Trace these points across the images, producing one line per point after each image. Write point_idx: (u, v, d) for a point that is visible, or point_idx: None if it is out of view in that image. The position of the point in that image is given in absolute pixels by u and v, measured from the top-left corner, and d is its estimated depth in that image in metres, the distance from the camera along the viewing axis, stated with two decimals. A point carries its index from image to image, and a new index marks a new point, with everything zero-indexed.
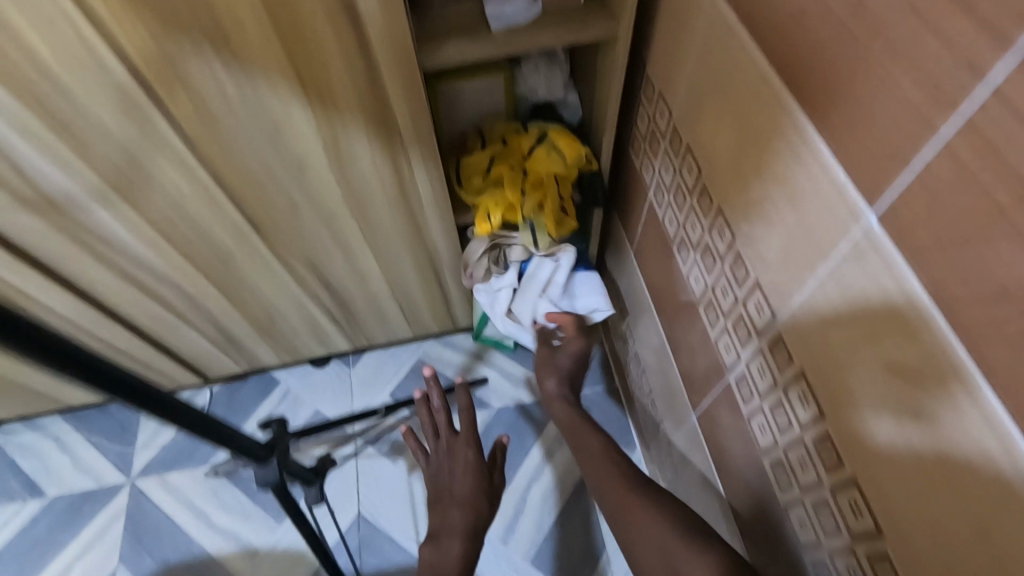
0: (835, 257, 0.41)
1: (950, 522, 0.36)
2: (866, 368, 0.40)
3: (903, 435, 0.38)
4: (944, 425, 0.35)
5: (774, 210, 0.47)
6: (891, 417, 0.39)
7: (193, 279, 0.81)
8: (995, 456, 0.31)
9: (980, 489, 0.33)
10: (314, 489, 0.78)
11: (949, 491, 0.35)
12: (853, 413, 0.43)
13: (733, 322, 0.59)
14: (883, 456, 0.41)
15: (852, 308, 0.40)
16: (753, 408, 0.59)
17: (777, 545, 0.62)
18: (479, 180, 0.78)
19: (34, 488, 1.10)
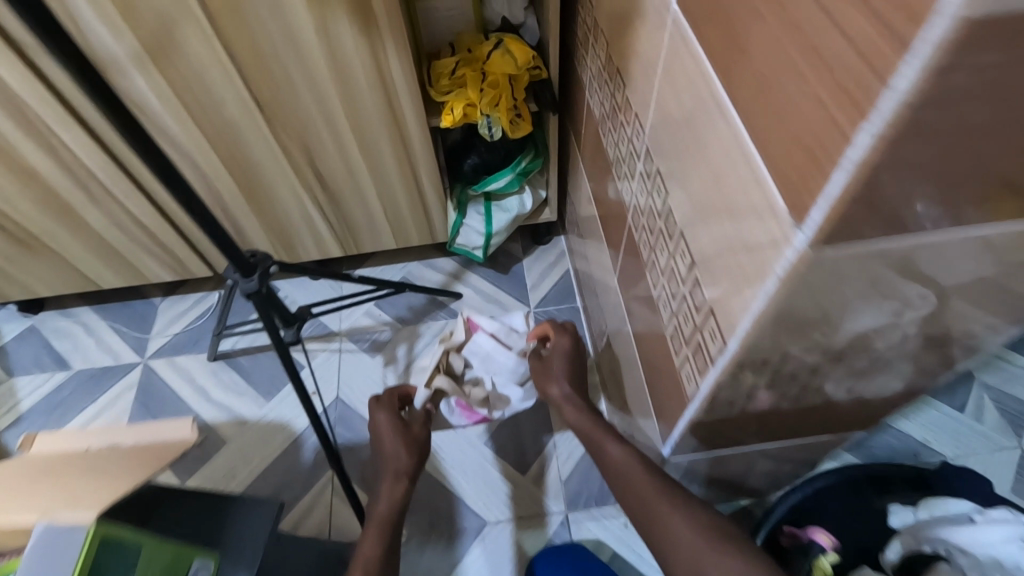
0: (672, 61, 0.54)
1: (722, 217, 0.47)
2: (679, 136, 0.54)
3: (702, 175, 0.50)
4: (713, 146, 0.45)
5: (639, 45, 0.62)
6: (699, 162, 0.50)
7: (208, 161, 0.98)
8: (727, 141, 0.43)
9: (722, 158, 0.45)
10: (292, 330, 0.91)
11: (711, 178, 0.47)
12: (676, 176, 0.56)
13: (627, 164, 0.71)
14: (687, 182, 0.53)
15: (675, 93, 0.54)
16: (641, 232, 0.71)
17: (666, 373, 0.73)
18: (446, 80, 0.94)
19: (62, 362, 1.26)
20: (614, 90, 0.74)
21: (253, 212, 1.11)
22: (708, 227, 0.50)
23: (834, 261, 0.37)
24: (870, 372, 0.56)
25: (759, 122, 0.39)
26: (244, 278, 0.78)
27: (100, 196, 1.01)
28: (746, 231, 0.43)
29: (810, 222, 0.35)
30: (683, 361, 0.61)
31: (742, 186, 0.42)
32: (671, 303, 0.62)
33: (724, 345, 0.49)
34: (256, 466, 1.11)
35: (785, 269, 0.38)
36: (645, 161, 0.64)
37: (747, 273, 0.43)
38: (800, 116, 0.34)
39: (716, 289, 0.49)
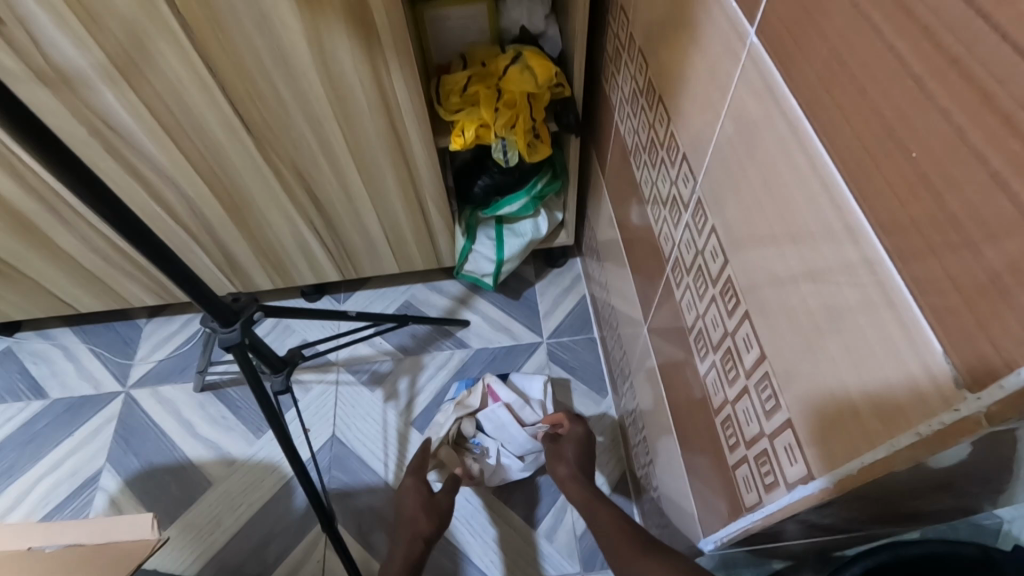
0: (742, 103, 0.43)
1: (820, 320, 0.37)
2: (755, 200, 0.44)
3: (790, 258, 0.40)
4: (821, 236, 0.36)
5: (693, 75, 0.51)
6: (785, 242, 0.40)
7: (190, 184, 0.88)
8: (839, 234, 0.34)
9: (828, 253, 0.35)
10: (281, 377, 0.81)
11: (807, 270, 0.38)
12: (750, 247, 0.46)
13: (669, 207, 0.62)
14: (768, 261, 0.43)
15: (746, 143, 0.44)
16: (683, 288, 0.61)
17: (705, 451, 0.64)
18: (456, 98, 0.83)
19: (37, 389, 1.17)
20: (653, 120, 0.64)
21: (244, 236, 1.01)
22: (800, 334, 0.40)
23: (983, 437, 0.29)
24: (966, 482, 0.46)
25: (898, 231, 0.29)
26: (224, 327, 0.68)
27: (73, 219, 0.92)
28: (867, 361, 0.33)
29: (993, 389, 0.25)
30: (743, 464, 0.51)
31: (862, 307, 0.33)
32: (730, 388, 0.52)
33: (815, 476, 0.40)
34: (243, 513, 1.02)
35: (931, 431, 0.29)
36: (695, 212, 0.55)
37: (863, 410, 0.34)
38: (982, 236, 0.24)
39: (810, 409, 0.40)
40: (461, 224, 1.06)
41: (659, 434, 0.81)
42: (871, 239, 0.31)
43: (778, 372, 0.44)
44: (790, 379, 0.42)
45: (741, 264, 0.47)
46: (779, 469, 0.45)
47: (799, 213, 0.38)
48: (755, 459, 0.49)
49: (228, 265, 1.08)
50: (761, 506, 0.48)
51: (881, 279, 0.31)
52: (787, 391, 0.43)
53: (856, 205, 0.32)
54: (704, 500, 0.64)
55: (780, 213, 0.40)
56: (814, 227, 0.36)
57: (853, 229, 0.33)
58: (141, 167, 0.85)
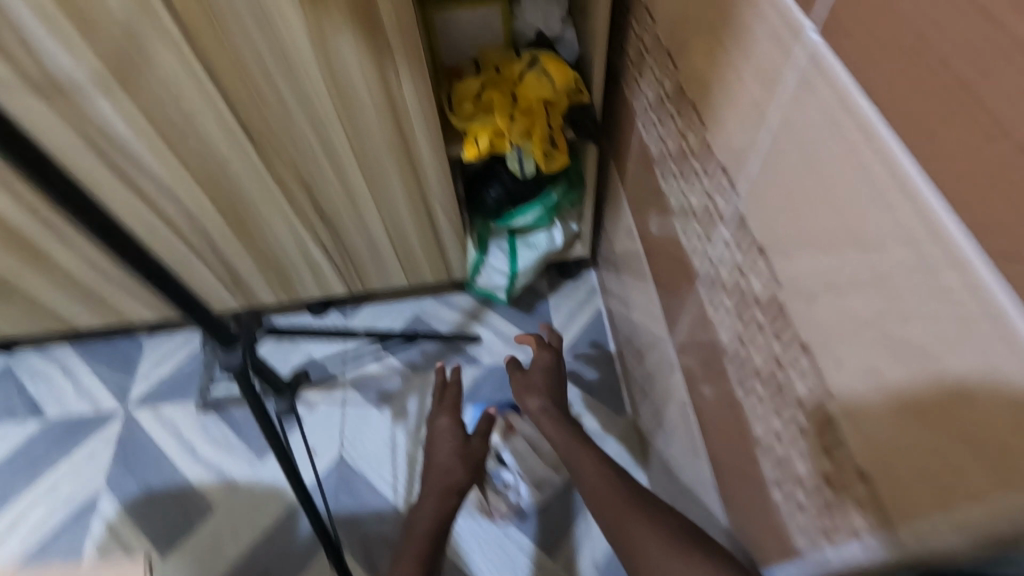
0: (796, 107, 0.39)
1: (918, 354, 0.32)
2: (815, 221, 0.39)
3: (867, 283, 0.35)
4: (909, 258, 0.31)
5: (733, 82, 0.47)
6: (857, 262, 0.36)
7: (193, 196, 0.85)
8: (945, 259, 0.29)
9: (913, 284, 0.31)
10: (285, 401, 0.77)
11: (887, 303, 0.33)
12: (806, 272, 0.41)
13: (702, 220, 0.57)
14: (834, 292, 0.38)
15: (802, 155, 0.39)
16: (720, 307, 0.56)
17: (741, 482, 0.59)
18: (470, 105, 0.79)
19: (35, 409, 1.13)
20: (682, 127, 0.59)
21: (247, 249, 0.97)
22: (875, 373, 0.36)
23: None
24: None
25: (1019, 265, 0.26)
26: (226, 350, 0.64)
27: (69, 235, 0.88)
28: (971, 412, 0.29)
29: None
30: (803, 502, 0.47)
31: (966, 349, 0.29)
32: (783, 421, 0.48)
33: (902, 532, 0.36)
34: (247, 539, 0.98)
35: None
36: (735, 226, 0.50)
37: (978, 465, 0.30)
38: None
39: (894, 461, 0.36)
40: (473, 236, 1.02)
41: (686, 457, 0.77)
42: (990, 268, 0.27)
43: (854, 407, 0.39)
44: (865, 421, 0.38)
45: (794, 286, 0.43)
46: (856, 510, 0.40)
47: (867, 235, 0.34)
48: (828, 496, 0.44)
49: (232, 279, 1.04)
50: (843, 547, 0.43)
51: (994, 318, 0.27)
52: (871, 430, 0.38)
53: (963, 234, 0.28)
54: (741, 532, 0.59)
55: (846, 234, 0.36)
56: (895, 254, 0.32)
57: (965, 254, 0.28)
58: (141, 179, 0.81)
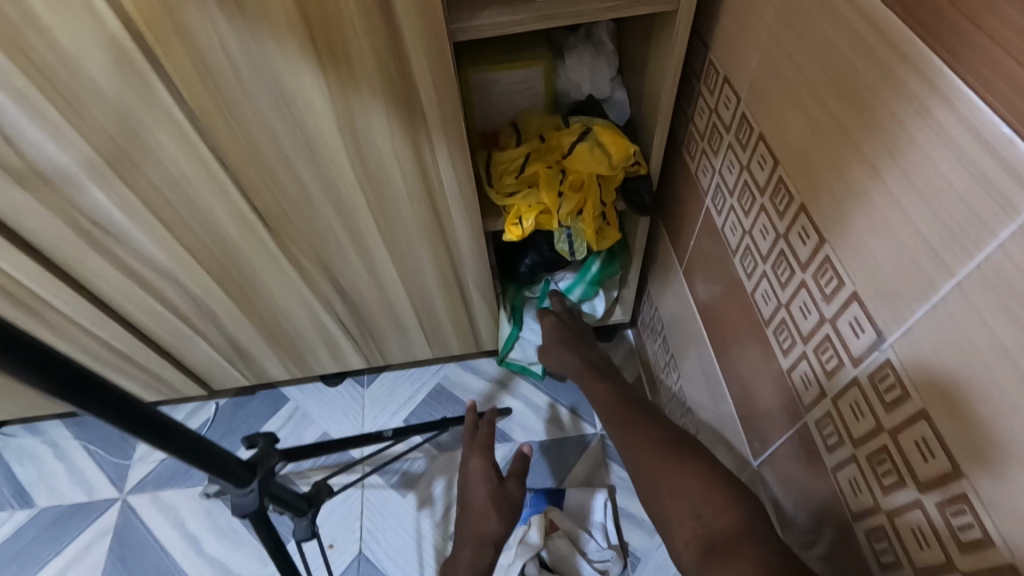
0: (1012, 271, 0.31)
1: None
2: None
3: None
4: None
5: (886, 211, 0.39)
6: None
7: (197, 279, 0.76)
8: None
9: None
10: (305, 522, 0.67)
11: None
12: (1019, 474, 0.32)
13: (815, 345, 0.50)
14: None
15: (1017, 330, 0.31)
16: (847, 456, 0.48)
17: None
18: (512, 179, 0.70)
19: (23, 497, 1.03)
20: (785, 233, 0.52)
21: (257, 327, 0.88)
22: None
23: None
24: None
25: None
26: (238, 490, 0.54)
27: (58, 321, 0.78)
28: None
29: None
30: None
31: None
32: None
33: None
34: None
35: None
36: (880, 374, 0.43)
37: None
38: None
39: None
40: (507, 306, 0.93)
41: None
42: None
43: None
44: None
45: (982, 468, 0.35)
46: None
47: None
48: None
49: (240, 356, 0.95)
50: None
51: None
52: None
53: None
54: None
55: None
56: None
57: None
58: (139, 265, 0.72)
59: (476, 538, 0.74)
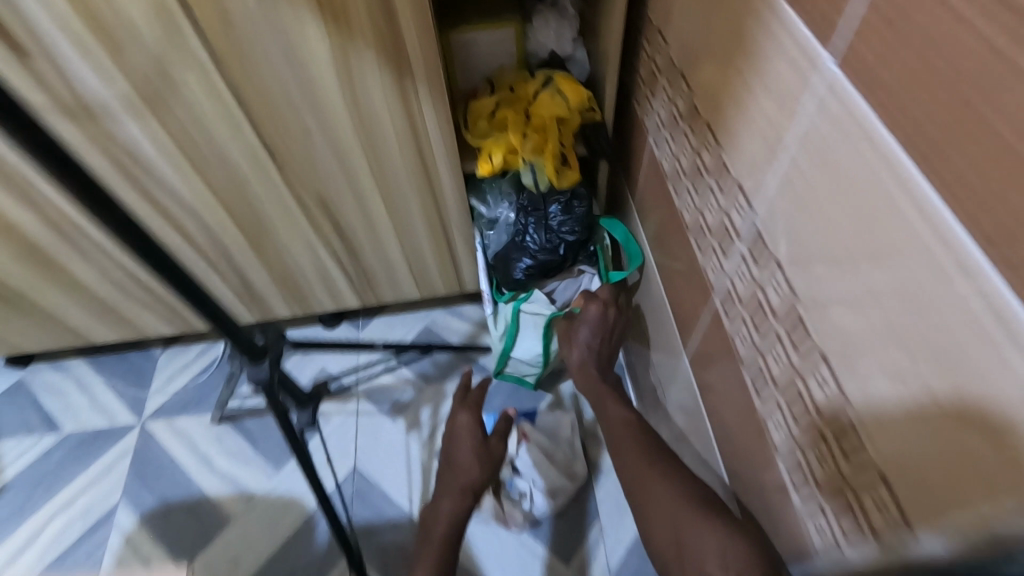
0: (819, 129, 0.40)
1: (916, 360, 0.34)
2: (836, 240, 0.40)
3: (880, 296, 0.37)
4: (912, 278, 0.34)
5: (752, 104, 0.49)
6: (868, 272, 0.37)
7: (212, 214, 0.87)
8: (949, 280, 0.31)
9: (933, 295, 0.32)
10: (307, 412, 0.79)
11: (903, 310, 0.35)
12: (825, 291, 0.42)
13: (720, 236, 0.59)
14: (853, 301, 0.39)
15: (821, 171, 0.41)
16: (737, 321, 0.57)
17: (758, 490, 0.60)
18: (484, 122, 0.83)
19: (51, 423, 1.14)
20: (698, 146, 0.61)
21: (263, 264, 0.99)
22: (895, 375, 0.37)
23: None
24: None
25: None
26: (252, 363, 0.66)
27: (89, 250, 0.89)
28: (993, 420, 0.30)
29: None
30: (815, 510, 0.48)
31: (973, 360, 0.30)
32: (796, 428, 0.49)
33: (916, 534, 0.37)
34: (263, 550, 0.99)
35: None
36: (756, 243, 0.51)
37: (973, 459, 0.32)
38: None
39: (908, 463, 0.37)
40: (501, 323, 0.94)
41: (704, 471, 0.77)
42: (989, 286, 0.29)
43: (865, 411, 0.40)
44: (881, 428, 0.39)
45: (811, 296, 0.44)
46: (866, 517, 0.42)
47: (884, 253, 0.36)
48: (835, 508, 0.45)
49: (247, 294, 1.06)
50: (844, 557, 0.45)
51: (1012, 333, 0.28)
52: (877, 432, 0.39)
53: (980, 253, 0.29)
54: None
55: (868, 253, 0.37)
56: (914, 269, 0.34)
57: (966, 274, 0.30)
58: (163, 197, 0.83)
59: (458, 491, 0.78)
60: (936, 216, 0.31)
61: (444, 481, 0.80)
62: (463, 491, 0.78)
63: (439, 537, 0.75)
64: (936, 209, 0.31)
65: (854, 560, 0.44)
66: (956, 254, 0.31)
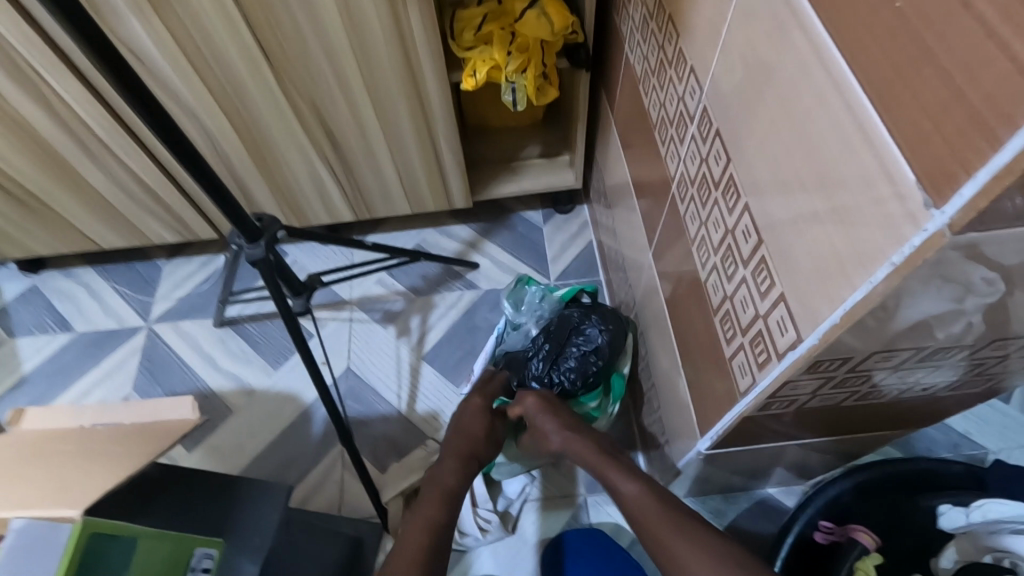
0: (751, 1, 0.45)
1: (816, 190, 0.41)
2: (759, 103, 0.47)
3: (793, 143, 0.43)
4: (816, 117, 0.39)
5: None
6: (784, 122, 0.44)
7: (212, 118, 0.91)
8: (839, 115, 0.37)
9: (828, 131, 0.38)
10: (301, 300, 0.85)
11: (808, 150, 0.41)
12: (753, 151, 0.49)
13: (676, 124, 0.64)
14: (771, 153, 0.46)
15: (750, 41, 0.47)
16: (688, 202, 0.63)
17: (701, 361, 0.68)
18: (470, 35, 0.85)
19: (64, 324, 1.22)
20: (663, 43, 0.65)
21: (261, 174, 1.04)
22: (799, 208, 0.43)
23: (957, 265, 0.33)
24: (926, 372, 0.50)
25: (894, 99, 0.32)
26: (250, 243, 0.71)
27: (97, 151, 0.94)
28: (861, 225, 0.36)
29: (958, 202, 0.29)
30: (739, 353, 0.55)
31: (854, 178, 0.36)
32: (730, 285, 0.55)
33: (804, 341, 0.44)
34: (263, 438, 1.08)
35: (903, 258, 0.33)
36: (702, 122, 0.57)
37: (849, 263, 0.38)
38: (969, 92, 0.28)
39: (803, 282, 0.44)
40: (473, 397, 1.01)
41: (663, 360, 0.84)
42: (866, 112, 0.35)
43: (779, 248, 0.47)
44: (789, 261, 0.46)
45: (743, 162, 0.51)
46: (773, 344, 0.48)
47: (793, 103, 0.42)
48: (752, 347, 0.52)
49: (247, 204, 1.11)
50: (758, 386, 0.52)
51: (875, 147, 0.34)
52: (787, 265, 0.46)
53: (856, 83, 0.35)
54: (702, 410, 0.68)
55: (783, 107, 0.43)
56: (815, 110, 0.39)
57: (851, 105, 0.36)
58: (165, 98, 0.87)
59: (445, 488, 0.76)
60: (830, 58, 0.37)
61: (451, 447, 0.84)
62: (465, 457, 0.82)
63: (443, 490, 0.76)
64: (829, 51, 0.37)
65: (765, 386, 0.50)
66: (842, 88, 0.36)
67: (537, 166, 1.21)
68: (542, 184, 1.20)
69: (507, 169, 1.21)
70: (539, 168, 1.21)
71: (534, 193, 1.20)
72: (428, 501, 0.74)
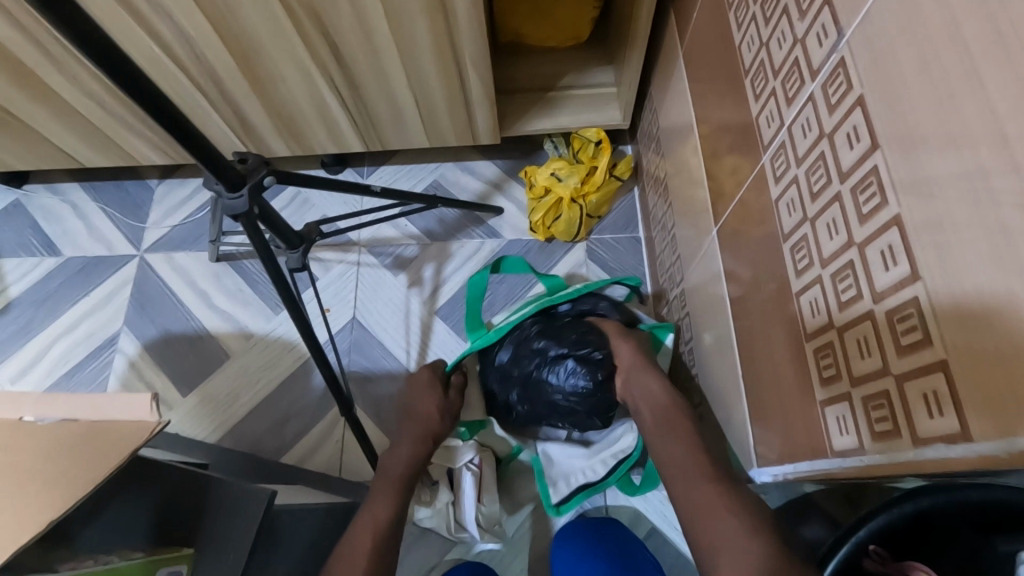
0: None
1: None
2: (952, 61, 0.30)
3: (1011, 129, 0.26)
4: None
5: None
6: (1006, 96, 0.26)
7: (190, 20, 0.74)
8: None
9: None
10: (297, 255, 0.73)
11: None
12: (919, 137, 0.32)
13: (782, 76, 0.47)
14: (958, 144, 0.29)
15: None
16: (787, 184, 0.47)
17: (759, 377, 0.55)
18: (542, 205, 1.03)
19: (50, 246, 1.11)
20: None
21: (256, 92, 0.88)
22: (990, 235, 0.28)
23: None
24: None
25: None
26: (230, 192, 0.58)
27: (57, 53, 0.78)
28: None
29: None
30: (842, 403, 0.40)
31: None
32: (840, 314, 0.40)
33: (975, 441, 0.29)
34: (261, 389, 1.01)
35: None
36: (832, 82, 0.40)
37: None
38: None
39: (974, 341, 0.29)
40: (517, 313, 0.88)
41: (714, 356, 0.69)
42: None
43: (948, 284, 0.30)
44: (951, 309, 0.30)
45: (900, 144, 0.34)
46: (909, 418, 0.33)
47: None
48: (865, 407, 0.37)
49: (241, 125, 0.96)
50: (868, 459, 0.37)
51: None
52: (957, 316, 0.30)
53: None
54: (759, 434, 0.56)
55: (1007, 65, 0.26)
56: None
57: None
58: None
59: None
60: None
61: (404, 429, 0.81)
62: (422, 439, 0.79)
63: (394, 478, 0.73)
64: None
65: (880, 464, 0.36)
66: None
67: (579, 97, 1.04)
68: (584, 120, 1.02)
69: (544, 100, 1.04)
70: (581, 100, 1.03)
71: (574, 129, 1.03)
72: (378, 496, 0.70)
